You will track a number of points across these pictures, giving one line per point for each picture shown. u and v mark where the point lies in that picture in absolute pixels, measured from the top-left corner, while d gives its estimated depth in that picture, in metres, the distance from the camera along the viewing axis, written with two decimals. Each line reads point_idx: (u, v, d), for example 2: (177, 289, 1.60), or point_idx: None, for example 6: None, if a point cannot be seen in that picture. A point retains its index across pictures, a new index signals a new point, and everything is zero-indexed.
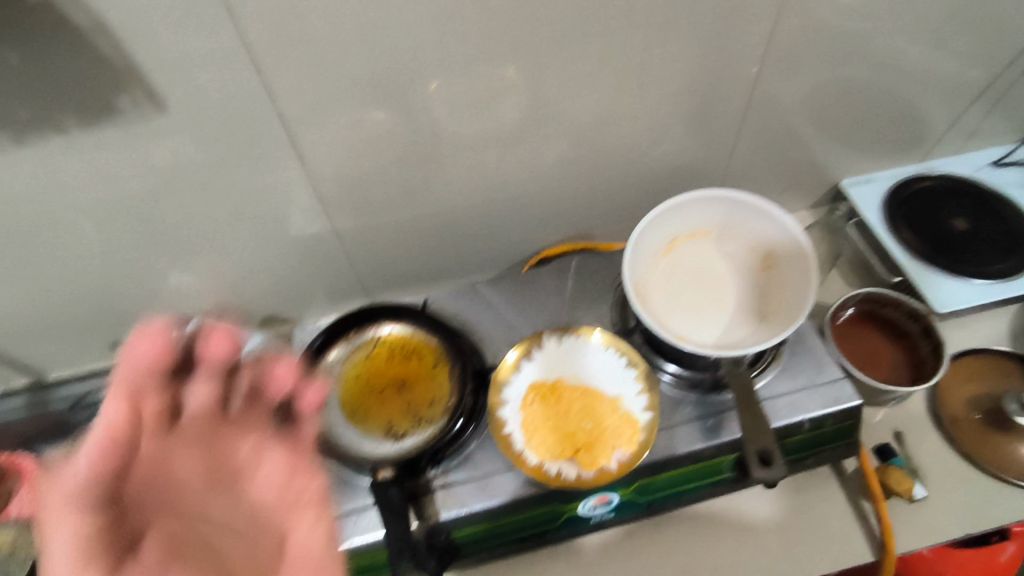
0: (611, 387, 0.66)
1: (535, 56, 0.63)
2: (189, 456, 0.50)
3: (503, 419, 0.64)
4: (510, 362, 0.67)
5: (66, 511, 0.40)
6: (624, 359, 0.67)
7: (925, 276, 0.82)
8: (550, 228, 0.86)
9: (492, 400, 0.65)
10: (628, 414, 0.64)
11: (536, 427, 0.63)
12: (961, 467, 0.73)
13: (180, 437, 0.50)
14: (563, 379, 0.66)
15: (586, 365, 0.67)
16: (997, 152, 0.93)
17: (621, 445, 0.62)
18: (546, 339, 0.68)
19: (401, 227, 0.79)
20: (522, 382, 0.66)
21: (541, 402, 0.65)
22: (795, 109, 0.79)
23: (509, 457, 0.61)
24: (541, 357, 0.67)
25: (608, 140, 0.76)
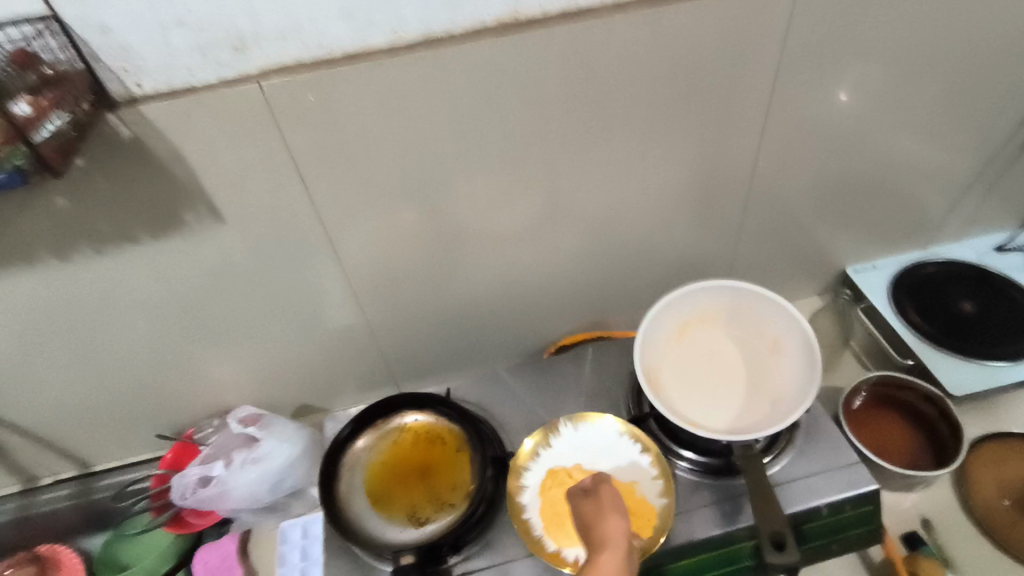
0: (627, 472, 0.67)
1: (546, 164, 0.71)
2: (612, 518, 0.58)
3: (522, 504, 0.66)
4: (529, 446, 0.70)
5: (607, 552, 0.55)
6: (638, 445, 0.69)
7: (937, 360, 0.84)
8: (566, 318, 0.92)
9: (511, 485, 0.67)
10: (644, 499, 0.65)
11: (556, 511, 0.65)
12: (996, 556, 0.71)
13: (604, 505, 0.59)
14: (579, 464, 0.68)
15: (602, 450, 0.69)
16: (1000, 236, 0.97)
17: (638, 530, 0.63)
18: (563, 426, 0.71)
19: (427, 318, 0.85)
20: (541, 468, 0.68)
21: (560, 486, 0.66)
22: (795, 202, 0.85)
23: (528, 541, 0.63)
24: (560, 443, 0.70)
25: (617, 235, 0.82)
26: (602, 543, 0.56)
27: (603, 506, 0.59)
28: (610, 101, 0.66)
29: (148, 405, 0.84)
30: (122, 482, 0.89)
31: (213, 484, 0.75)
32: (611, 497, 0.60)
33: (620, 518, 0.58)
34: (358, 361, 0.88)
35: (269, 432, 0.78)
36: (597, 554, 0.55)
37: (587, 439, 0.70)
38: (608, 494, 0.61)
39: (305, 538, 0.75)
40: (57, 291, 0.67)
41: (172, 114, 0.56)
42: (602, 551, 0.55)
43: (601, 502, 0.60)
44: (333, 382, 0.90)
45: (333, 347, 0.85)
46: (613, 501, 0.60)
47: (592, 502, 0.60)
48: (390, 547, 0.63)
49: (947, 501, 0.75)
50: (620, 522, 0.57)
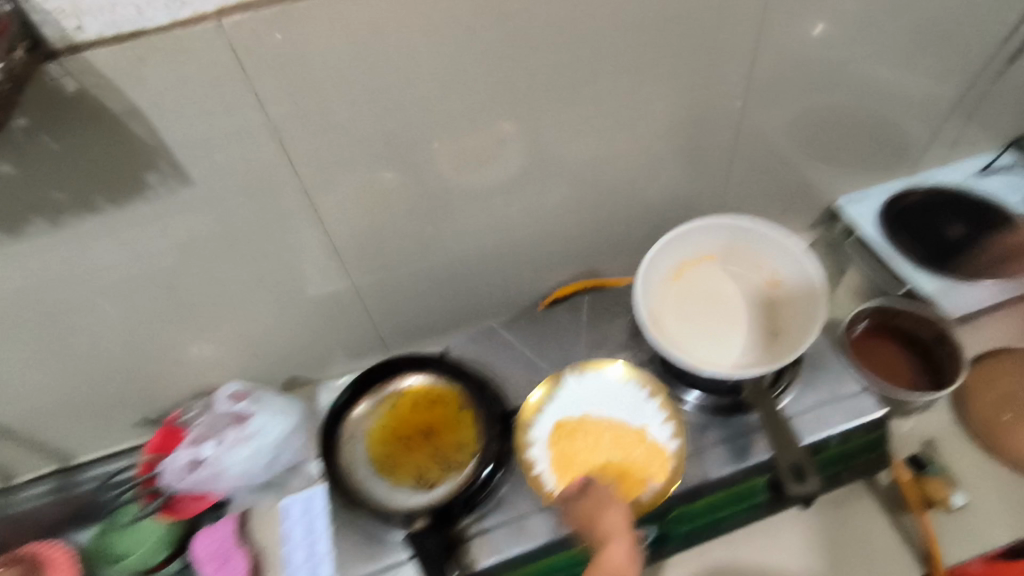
0: (636, 418, 0.66)
1: (533, 107, 0.67)
2: (612, 510, 0.53)
3: (532, 459, 0.64)
4: (533, 400, 0.68)
5: (613, 542, 0.50)
6: (645, 391, 0.68)
7: (930, 285, 0.83)
8: (557, 270, 0.89)
9: (520, 441, 0.65)
10: (655, 443, 0.64)
11: (567, 463, 0.63)
12: (996, 472, 0.72)
13: (602, 499, 0.55)
14: (586, 413, 0.67)
15: (609, 398, 0.68)
16: (983, 159, 0.96)
17: (652, 475, 0.62)
18: (566, 377, 0.69)
19: (415, 279, 0.81)
20: (548, 420, 0.66)
21: (568, 437, 0.65)
22: (786, 135, 0.83)
23: (540, 494, 0.61)
24: (565, 394, 0.68)
25: (607, 179, 0.79)
26: (603, 535, 0.51)
27: (599, 501, 0.55)
28: (596, 34, 0.62)
29: (127, 391, 0.79)
30: (106, 472, 0.84)
31: (205, 466, 0.71)
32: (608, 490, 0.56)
33: (619, 509, 0.53)
34: (345, 328, 0.84)
35: (260, 408, 0.74)
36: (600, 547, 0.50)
37: (594, 387, 0.68)
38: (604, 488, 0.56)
39: (306, 513, 0.71)
40: (13, 273, 0.61)
41: (122, 65, 0.50)
42: (607, 544, 0.50)
43: (597, 498, 0.55)
44: (322, 352, 0.86)
45: (319, 316, 0.81)
46: (609, 494, 0.55)
47: (587, 497, 0.56)
48: (401, 513, 0.61)
49: (948, 423, 0.76)
50: (620, 512, 0.53)
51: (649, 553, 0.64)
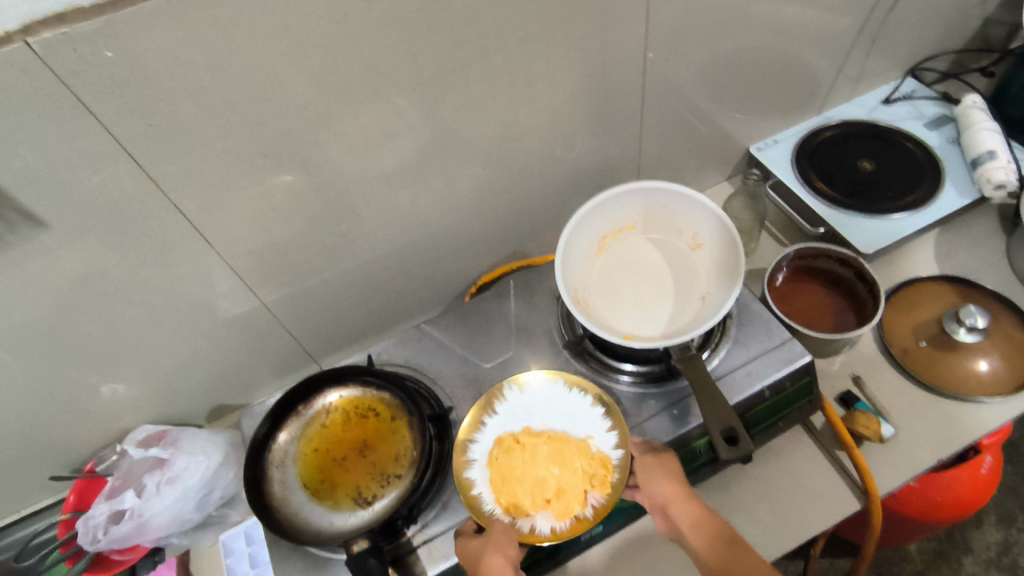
0: (579, 428, 0.64)
1: (423, 91, 0.62)
2: (496, 548, 0.55)
3: (470, 480, 0.61)
4: (472, 417, 0.65)
5: None
6: (589, 399, 0.65)
7: (848, 222, 0.83)
8: (482, 256, 0.87)
9: (457, 461, 0.62)
10: (600, 452, 0.62)
11: (504, 480, 0.61)
12: (922, 399, 0.74)
13: (488, 536, 0.57)
14: (527, 427, 0.64)
15: (550, 409, 0.65)
16: (885, 90, 0.97)
17: (595, 488, 0.60)
18: (508, 391, 0.67)
19: (332, 286, 0.77)
20: (487, 438, 0.64)
21: (505, 453, 0.62)
22: (691, 91, 0.81)
23: (476, 516, 0.59)
24: (505, 408, 0.65)
25: (518, 157, 0.76)
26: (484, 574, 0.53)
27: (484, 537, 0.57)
28: (477, 6, 0.58)
29: (31, 450, 0.73)
30: (27, 535, 0.80)
31: (128, 518, 0.67)
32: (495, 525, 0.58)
33: (500, 547, 0.55)
34: (267, 347, 0.80)
35: (178, 449, 0.69)
36: None
37: (534, 400, 0.66)
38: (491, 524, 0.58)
39: (250, 544, 0.70)
40: None
41: None
42: None
43: (492, 539, 0.56)
44: (247, 374, 0.82)
45: (234, 339, 0.76)
46: (495, 528, 0.57)
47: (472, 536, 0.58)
48: (342, 536, 0.58)
49: (873, 356, 0.78)
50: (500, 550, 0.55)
51: (599, 529, 0.64)
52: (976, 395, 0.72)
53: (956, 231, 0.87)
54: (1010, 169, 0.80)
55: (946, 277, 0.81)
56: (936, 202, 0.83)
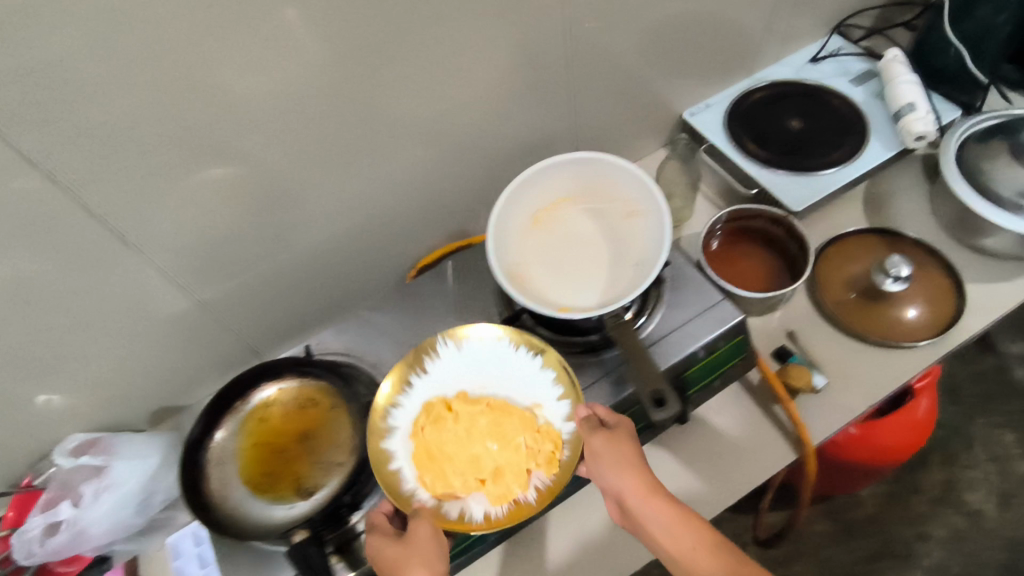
0: (525, 396, 0.63)
1: (340, 75, 0.60)
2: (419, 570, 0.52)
3: (390, 452, 0.60)
4: (398, 376, 0.63)
5: None
6: (539, 361, 0.64)
7: (779, 181, 0.85)
8: (421, 237, 0.86)
9: (376, 430, 0.61)
10: (547, 424, 0.61)
11: (430, 457, 0.60)
12: (853, 349, 0.77)
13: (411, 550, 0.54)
14: (462, 392, 0.63)
15: (491, 373, 0.64)
16: (813, 48, 0.98)
17: (540, 467, 0.59)
18: (442, 347, 0.65)
19: (266, 278, 0.75)
20: (414, 403, 0.62)
21: (433, 424, 0.61)
22: (621, 60, 0.80)
23: (396, 499, 0.58)
24: (436, 368, 0.64)
25: (448, 137, 0.75)
26: None
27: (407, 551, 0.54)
28: None
29: None
30: None
31: (64, 529, 0.67)
32: (421, 536, 0.55)
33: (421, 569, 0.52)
34: (205, 345, 0.78)
35: (115, 454, 0.70)
36: None
37: (473, 363, 0.64)
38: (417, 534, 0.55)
39: (198, 545, 0.69)
40: None
41: None
42: None
43: (414, 546, 0.54)
44: (188, 374, 0.80)
45: (168, 339, 0.74)
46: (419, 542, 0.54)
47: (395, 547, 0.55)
48: (284, 527, 0.57)
49: (807, 312, 0.80)
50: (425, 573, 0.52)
51: None
52: (904, 341, 0.75)
53: (884, 185, 0.89)
54: (929, 121, 0.82)
55: (878, 230, 0.83)
56: (862, 156, 0.84)
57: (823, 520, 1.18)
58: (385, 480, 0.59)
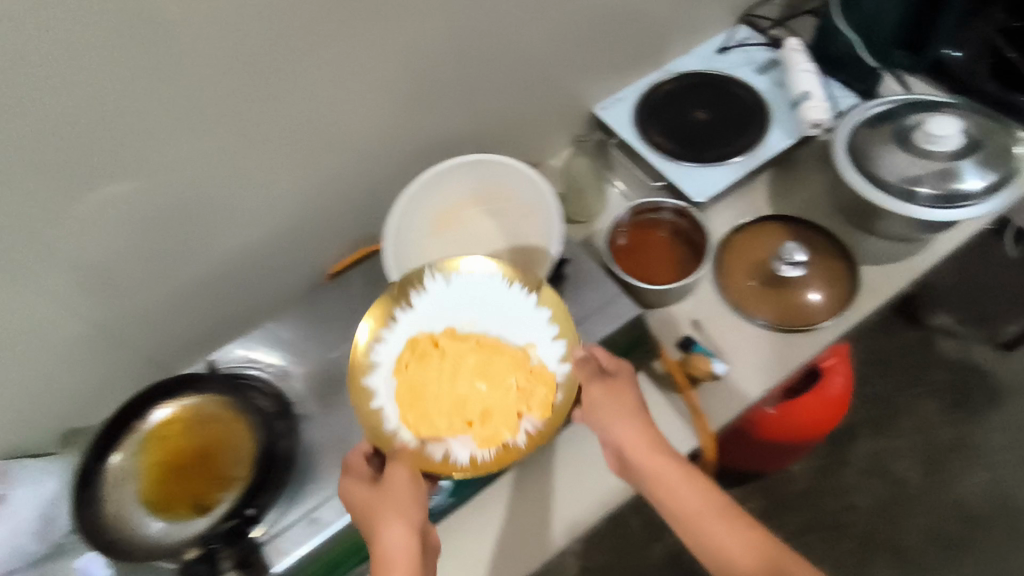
0: (521, 336, 0.63)
1: (209, 92, 0.59)
2: (397, 521, 0.54)
3: (372, 389, 0.61)
4: (382, 311, 0.63)
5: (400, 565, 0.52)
6: (533, 300, 0.63)
7: (682, 173, 0.86)
8: (331, 247, 0.85)
9: (361, 365, 0.61)
10: (541, 363, 0.62)
11: (414, 395, 0.60)
12: (753, 335, 0.79)
13: (389, 503, 0.56)
14: (450, 328, 0.63)
15: (486, 309, 0.63)
16: (720, 38, 0.98)
17: (532, 412, 0.60)
18: (432, 279, 0.64)
19: (165, 298, 0.74)
20: (399, 338, 0.62)
21: (419, 360, 0.61)
22: (518, 61, 0.80)
23: (376, 439, 0.60)
24: (421, 302, 0.63)
25: (342, 146, 0.74)
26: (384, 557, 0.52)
27: (386, 502, 0.56)
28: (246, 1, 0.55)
29: None
30: None
31: None
32: (397, 487, 0.57)
33: (397, 518, 0.54)
34: (108, 369, 0.76)
35: (15, 482, 0.71)
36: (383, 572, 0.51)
37: (466, 294, 0.64)
38: (393, 485, 0.57)
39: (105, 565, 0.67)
40: None
41: None
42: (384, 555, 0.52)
43: (391, 492, 0.56)
44: (94, 400, 0.78)
45: (66, 367, 0.72)
46: (394, 493, 0.56)
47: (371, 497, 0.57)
48: (182, 545, 0.58)
49: (712, 300, 0.82)
50: (402, 522, 0.54)
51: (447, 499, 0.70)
52: (799, 325, 0.78)
53: (787, 173, 0.91)
54: (823, 109, 0.84)
55: (783, 217, 0.84)
56: (762, 146, 0.86)
57: (757, 497, 1.22)
58: (367, 417, 0.60)
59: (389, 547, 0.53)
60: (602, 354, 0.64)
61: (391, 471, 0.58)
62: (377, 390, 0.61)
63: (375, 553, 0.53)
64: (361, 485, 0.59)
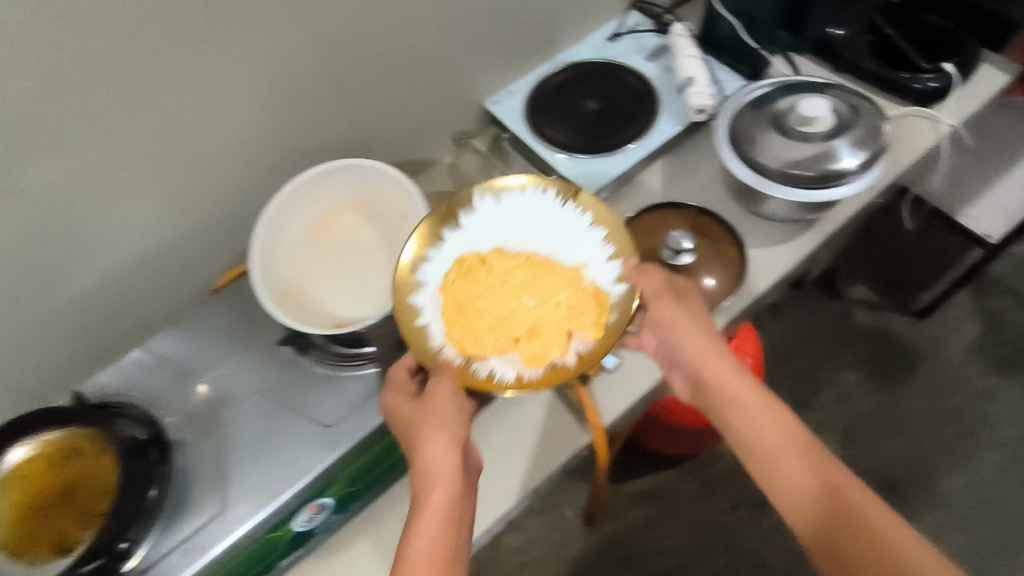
0: (573, 256, 0.65)
1: (33, 115, 0.56)
2: (439, 436, 0.57)
3: (418, 306, 0.62)
4: (421, 233, 0.64)
5: (445, 476, 0.55)
6: (588, 220, 0.65)
7: (575, 165, 0.85)
8: (212, 262, 0.81)
9: (402, 284, 0.62)
10: (592, 283, 0.63)
11: (459, 311, 0.62)
12: None
13: (433, 418, 0.58)
14: (499, 248, 0.65)
15: (543, 229, 0.65)
16: (612, 26, 0.98)
17: (585, 330, 0.61)
18: (478, 200, 0.66)
19: (26, 332, 0.70)
20: (436, 261, 0.64)
21: (465, 276, 0.63)
22: (393, 61, 0.78)
23: (420, 353, 0.61)
24: (472, 220, 0.65)
25: (205, 160, 0.71)
26: (430, 472, 0.56)
27: (424, 419, 0.58)
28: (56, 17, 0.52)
29: None
30: None
31: None
32: (439, 401, 0.59)
33: (439, 434, 0.57)
34: None
35: None
36: (443, 477, 0.55)
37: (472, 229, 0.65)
38: (438, 400, 0.59)
39: None
40: None
41: None
42: (434, 463, 0.56)
43: (433, 405, 0.58)
44: None
45: None
46: (443, 405, 0.58)
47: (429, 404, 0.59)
48: None
49: None
50: (444, 436, 0.57)
51: (335, 517, 0.67)
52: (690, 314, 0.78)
53: (681, 158, 0.91)
54: (709, 93, 0.84)
55: (678, 203, 0.84)
56: (653, 132, 0.86)
57: (687, 479, 1.24)
58: (411, 333, 0.61)
59: (449, 456, 0.57)
60: (667, 274, 0.69)
61: (434, 386, 0.59)
62: (422, 309, 0.62)
63: (415, 466, 0.56)
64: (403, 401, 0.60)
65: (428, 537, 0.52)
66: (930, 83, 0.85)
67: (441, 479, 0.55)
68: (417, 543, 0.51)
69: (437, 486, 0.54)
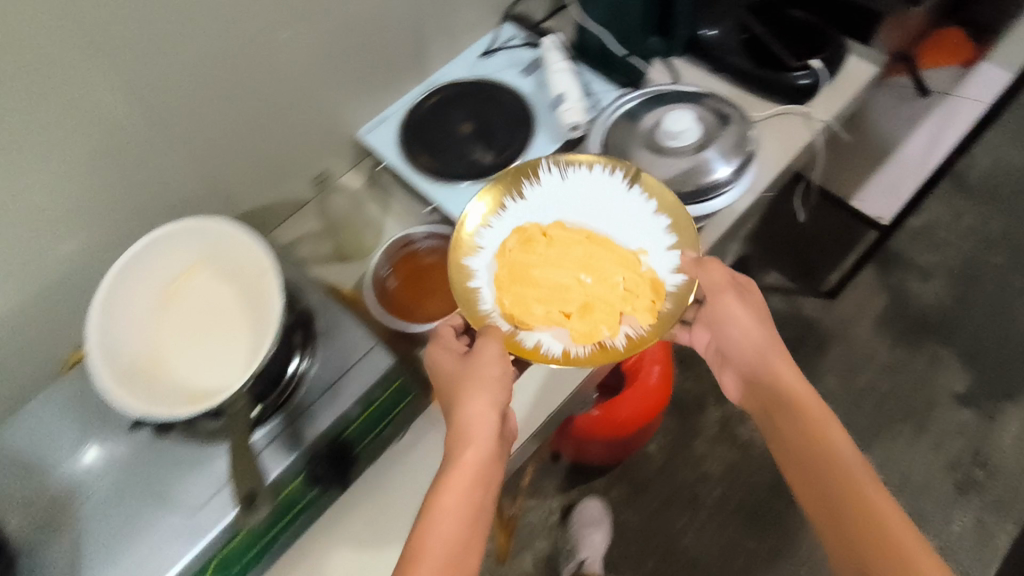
0: (632, 241, 0.69)
1: None
2: (479, 400, 0.60)
3: (471, 270, 0.68)
4: (494, 195, 0.71)
5: (481, 442, 0.59)
6: (654, 207, 0.70)
7: (451, 193, 0.81)
8: (66, 341, 0.75)
9: (464, 246, 0.69)
10: (647, 266, 0.68)
11: (514, 281, 0.67)
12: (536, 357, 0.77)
13: (475, 382, 0.60)
14: (555, 223, 0.70)
15: (595, 211, 0.71)
16: (485, 42, 0.95)
17: (638, 317, 0.65)
18: (543, 172, 0.73)
19: None
20: (503, 227, 0.70)
21: (526, 244, 0.68)
22: (239, 106, 0.73)
23: (470, 314, 0.65)
24: (527, 196, 0.72)
25: (32, 239, 0.64)
26: (467, 439, 0.59)
27: (463, 383, 0.61)
28: None
29: None
30: None
31: None
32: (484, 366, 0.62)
33: (478, 399, 0.60)
34: None
35: None
36: (469, 444, 0.58)
37: (603, 175, 0.72)
38: (478, 369, 0.61)
39: None
40: None
41: None
42: (469, 425, 0.59)
43: (478, 373, 0.61)
44: None
45: None
46: (482, 372, 0.61)
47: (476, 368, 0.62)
48: None
49: None
50: (485, 400, 0.60)
51: None
52: None
53: None
54: (580, 108, 0.82)
55: None
56: (530, 150, 0.83)
57: (618, 486, 1.24)
58: (464, 294, 0.66)
59: (484, 425, 0.59)
60: (732, 271, 0.69)
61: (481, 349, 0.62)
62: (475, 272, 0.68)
63: (453, 427, 0.60)
64: (449, 365, 0.63)
65: (452, 499, 0.56)
66: (801, 80, 0.85)
67: (472, 444, 0.58)
68: (445, 501, 0.55)
69: (469, 452, 0.58)
